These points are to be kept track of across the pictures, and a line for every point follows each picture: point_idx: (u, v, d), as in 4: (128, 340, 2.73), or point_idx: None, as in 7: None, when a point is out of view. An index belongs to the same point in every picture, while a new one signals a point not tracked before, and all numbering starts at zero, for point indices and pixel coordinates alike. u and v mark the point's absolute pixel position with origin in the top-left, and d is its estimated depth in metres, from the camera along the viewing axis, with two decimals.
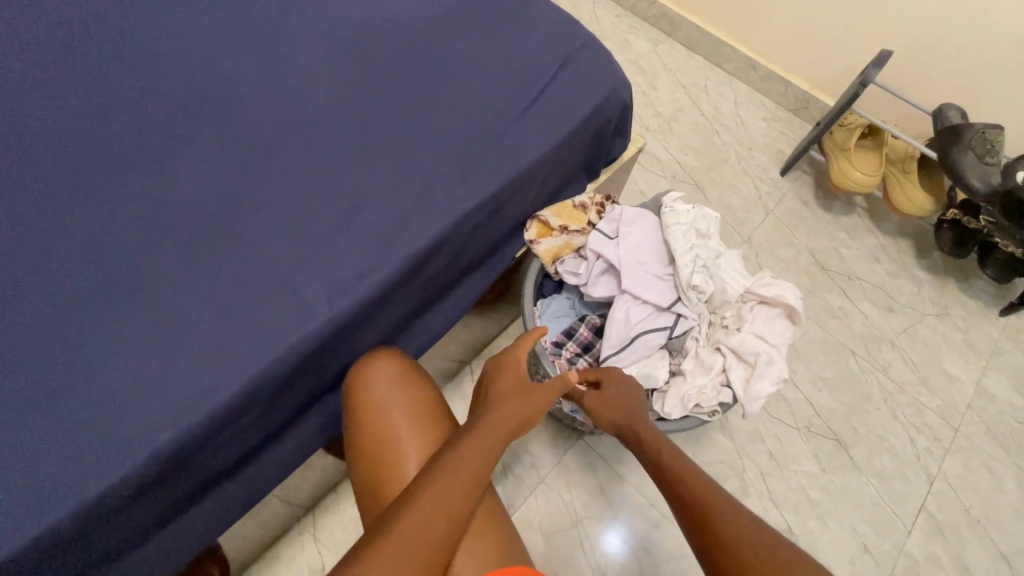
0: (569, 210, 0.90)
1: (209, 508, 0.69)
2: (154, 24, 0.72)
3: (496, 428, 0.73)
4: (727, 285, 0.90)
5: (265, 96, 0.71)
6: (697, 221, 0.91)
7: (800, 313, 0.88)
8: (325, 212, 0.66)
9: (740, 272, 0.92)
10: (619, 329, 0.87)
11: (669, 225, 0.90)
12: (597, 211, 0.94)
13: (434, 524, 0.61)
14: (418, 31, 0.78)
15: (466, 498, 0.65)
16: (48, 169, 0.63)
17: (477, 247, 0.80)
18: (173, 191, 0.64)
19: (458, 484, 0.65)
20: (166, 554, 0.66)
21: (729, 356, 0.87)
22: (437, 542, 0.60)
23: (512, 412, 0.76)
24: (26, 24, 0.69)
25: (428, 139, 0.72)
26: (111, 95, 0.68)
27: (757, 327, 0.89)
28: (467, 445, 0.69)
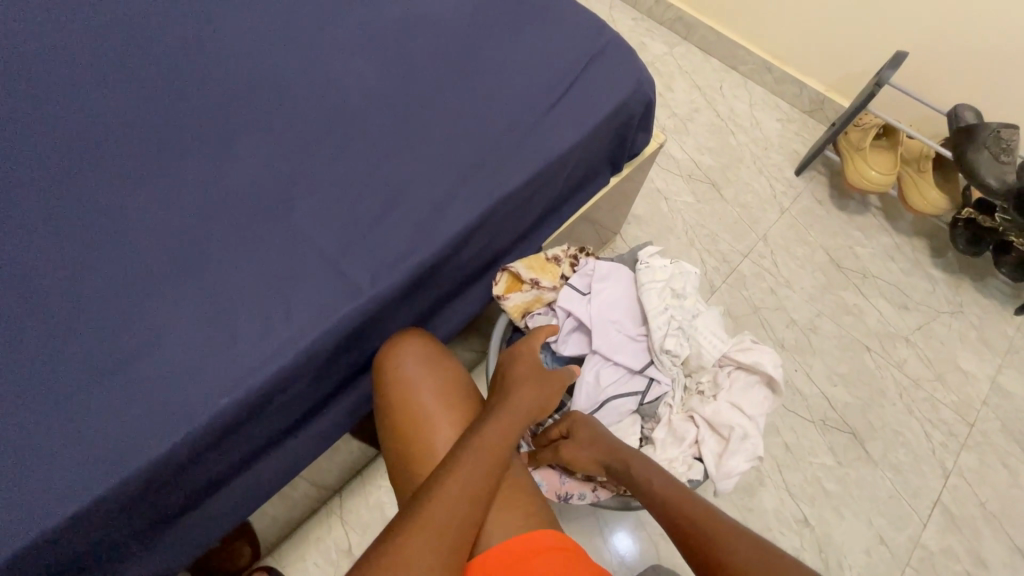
0: (540, 263, 0.87)
1: (254, 478, 0.72)
2: (204, 22, 0.77)
3: (513, 415, 0.73)
4: (703, 348, 0.84)
5: (308, 89, 0.75)
6: (674, 279, 0.85)
7: (780, 381, 0.81)
8: (369, 198, 0.70)
9: (718, 334, 0.85)
10: (586, 388, 0.82)
11: (644, 282, 0.84)
12: (571, 264, 0.89)
13: (459, 509, 0.63)
14: (453, 29, 0.82)
15: (486, 484, 0.66)
16: (109, 155, 0.67)
17: (506, 235, 0.83)
18: (227, 176, 0.68)
19: (479, 471, 0.66)
20: (214, 519, 0.70)
21: (702, 426, 0.79)
22: (463, 526, 0.62)
23: (529, 399, 0.76)
24: (85, 22, 0.74)
25: (464, 130, 0.76)
26: (169, 86, 0.72)
27: (733, 394, 0.81)
28: (486, 431, 0.70)
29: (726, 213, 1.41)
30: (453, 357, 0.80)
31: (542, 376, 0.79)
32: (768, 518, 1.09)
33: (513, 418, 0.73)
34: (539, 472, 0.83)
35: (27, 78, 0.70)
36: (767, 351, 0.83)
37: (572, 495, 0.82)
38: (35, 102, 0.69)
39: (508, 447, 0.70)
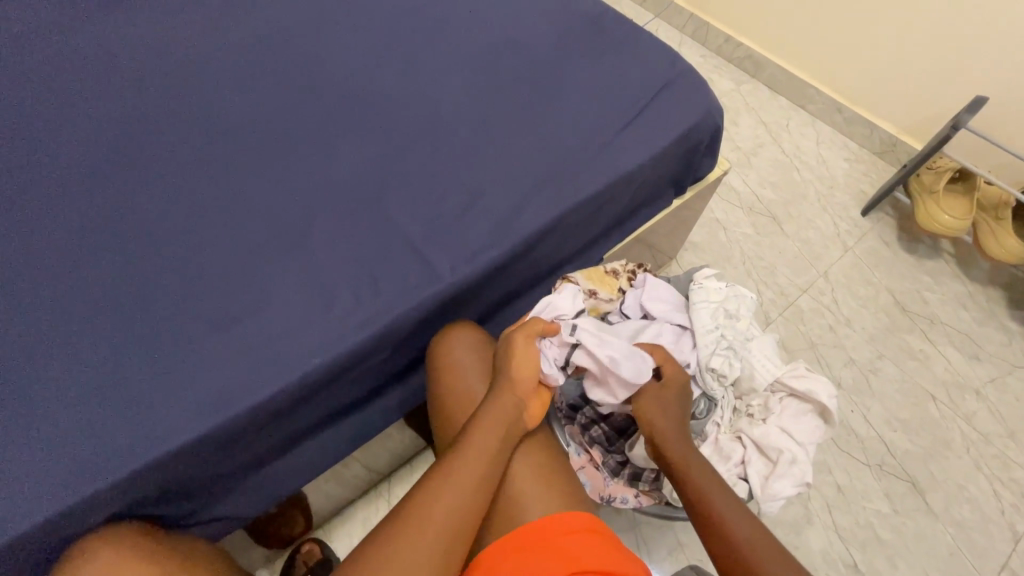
0: (600, 275, 0.90)
1: (324, 445, 0.78)
2: (323, 41, 0.88)
3: (507, 394, 0.72)
4: (754, 370, 0.83)
5: (406, 99, 0.84)
6: (728, 301, 0.86)
7: (834, 412, 0.78)
8: (453, 197, 0.77)
9: (772, 358, 0.84)
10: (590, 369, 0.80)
11: (697, 300, 0.85)
12: (628, 279, 0.92)
13: (455, 493, 0.64)
14: (538, 56, 0.90)
15: (481, 468, 0.67)
16: (235, 146, 0.78)
17: (572, 243, 0.88)
18: (331, 170, 0.77)
19: (471, 456, 0.67)
20: (285, 478, 0.76)
21: (750, 447, 0.77)
22: (460, 511, 0.63)
23: (518, 370, 0.74)
24: (226, 37, 0.87)
25: (542, 143, 0.82)
26: (289, 94, 0.83)
27: (784, 420, 0.79)
28: (478, 414, 0.70)
29: (787, 248, 1.41)
30: (487, 336, 0.83)
31: (522, 342, 0.75)
32: (816, 560, 1.05)
33: (507, 397, 0.72)
34: (584, 473, 0.83)
35: (176, 80, 0.82)
36: (820, 379, 0.81)
37: (616, 498, 0.83)
38: (180, 100, 0.81)
39: (503, 428, 0.70)
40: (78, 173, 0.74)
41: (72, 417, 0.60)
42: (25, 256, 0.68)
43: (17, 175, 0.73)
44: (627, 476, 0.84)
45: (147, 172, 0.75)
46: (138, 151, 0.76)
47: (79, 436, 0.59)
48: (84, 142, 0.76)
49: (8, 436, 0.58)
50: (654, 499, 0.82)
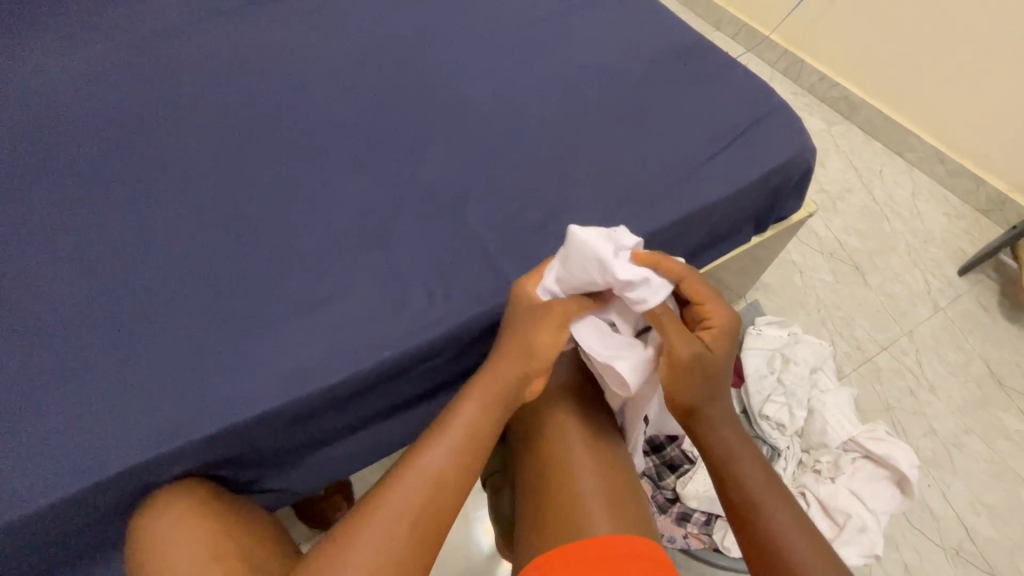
0: None
1: (378, 436, 0.80)
2: (423, 53, 0.93)
3: (504, 370, 0.66)
4: (826, 424, 0.79)
5: (495, 113, 0.87)
6: (790, 348, 0.84)
7: (913, 485, 0.71)
8: (532, 212, 0.79)
9: (847, 416, 0.80)
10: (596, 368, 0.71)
11: (750, 345, 0.83)
12: None
13: (435, 476, 0.60)
14: (627, 82, 0.91)
15: (464, 451, 0.63)
16: (333, 143, 0.83)
17: None
18: (419, 174, 0.81)
19: (456, 437, 0.63)
20: (337, 463, 0.79)
21: (813, 506, 0.73)
22: (438, 495, 0.60)
23: (526, 344, 0.65)
24: (338, 44, 0.94)
25: (624, 166, 0.83)
26: (388, 100, 0.88)
27: (855, 483, 0.73)
28: (469, 392, 0.65)
29: (868, 300, 1.32)
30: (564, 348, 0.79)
31: (539, 309, 0.65)
32: None
33: (503, 375, 0.66)
34: None
35: (289, 80, 0.89)
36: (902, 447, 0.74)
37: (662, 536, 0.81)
38: (290, 98, 0.87)
39: (495, 408, 0.65)
40: (195, 155, 0.81)
41: (163, 375, 0.65)
42: (143, 225, 0.75)
43: (145, 152, 0.81)
44: (674, 514, 0.82)
45: (255, 161, 0.81)
46: (248, 141, 0.83)
47: (166, 394, 0.64)
48: (203, 129, 0.84)
49: (107, 385, 0.64)
50: (704, 543, 0.81)
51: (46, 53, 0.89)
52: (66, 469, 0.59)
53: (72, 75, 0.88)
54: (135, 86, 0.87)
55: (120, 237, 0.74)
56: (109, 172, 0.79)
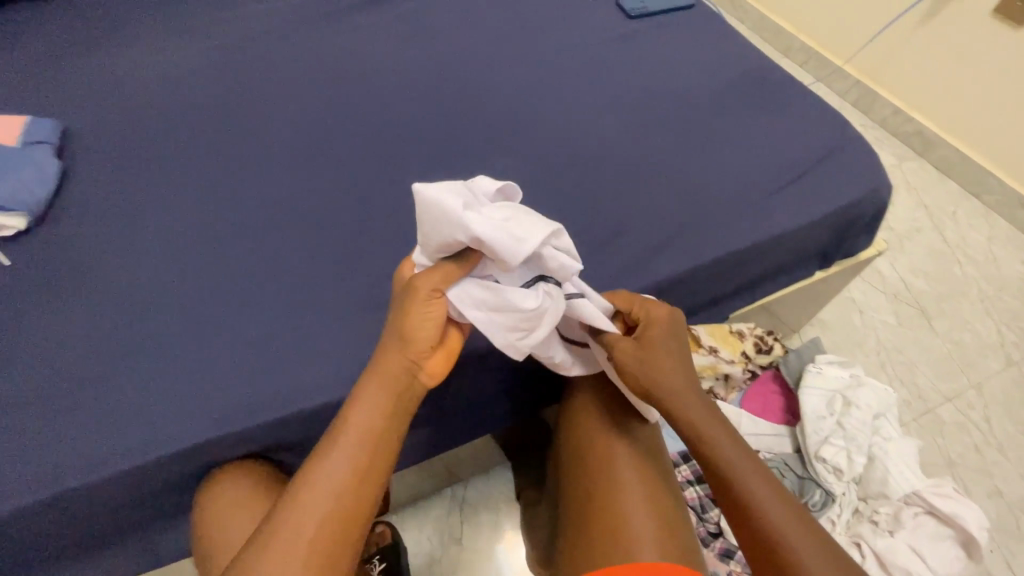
0: (723, 334, 0.84)
1: (424, 438, 0.81)
2: (496, 68, 0.96)
3: (390, 364, 0.57)
4: (888, 474, 0.75)
5: (563, 130, 0.88)
6: (853, 391, 0.80)
7: (982, 549, 0.68)
8: (597, 228, 0.78)
9: (912, 468, 0.76)
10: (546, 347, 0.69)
11: (809, 383, 0.80)
12: (754, 343, 0.85)
13: (329, 490, 0.54)
14: (699, 107, 0.91)
15: (360, 455, 0.56)
16: (405, 149, 0.86)
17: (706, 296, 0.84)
18: (485, 185, 0.83)
19: (347, 443, 0.56)
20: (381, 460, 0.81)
21: (869, 558, 0.69)
22: (334, 508, 0.53)
23: (404, 330, 0.57)
24: (416, 56, 0.98)
25: (690, 191, 0.82)
26: (460, 110, 0.91)
27: (917, 540, 0.70)
28: (357, 393, 0.57)
29: (933, 347, 1.26)
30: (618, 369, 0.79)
31: (405, 291, 0.58)
32: None
33: (391, 368, 0.57)
34: None
35: (367, 88, 0.94)
36: (971, 508, 0.71)
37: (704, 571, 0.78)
38: (368, 104, 0.92)
39: (390, 402, 0.57)
40: (276, 153, 0.86)
41: (232, 359, 0.68)
42: (225, 214, 0.79)
43: (233, 148, 0.86)
44: (717, 550, 0.80)
45: (332, 161, 0.85)
46: (325, 141, 0.87)
47: (233, 378, 0.67)
48: (285, 130, 0.88)
49: (180, 363, 0.67)
50: None
51: (156, 57, 0.98)
52: (141, 438, 0.62)
53: (174, 75, 0.95)
54: (229, 86, 0.94)
55: (204, 224, 0.78)
56: (200, 163, 0.85)
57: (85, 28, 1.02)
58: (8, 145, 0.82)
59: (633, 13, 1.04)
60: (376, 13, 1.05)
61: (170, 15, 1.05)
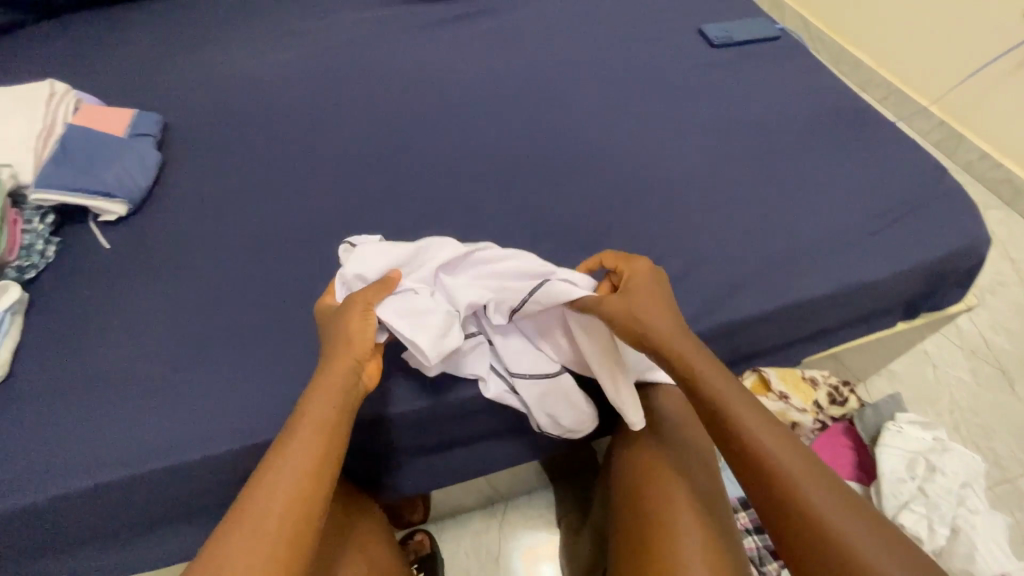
0: (795, 380, 0.81)
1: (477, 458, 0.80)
2: (574, 94, 0.97)
3: (334, 362, 0.57)
4: (975, 550, 0.68)
5: (639, 162, 0.88)
6: (936, 456, 0.75)
7: None
8: (675, 260, 0.77)
9: (1003, 546, 0.69)
10: (494, 368, 0.66)
11: (886, 442, 0.76)
12: (828, 393, 0.82)
13: (288, 478, 0.50)
14: (779, 149, 0.90)
15: (315, 444, 0.52)
16: (482, 165, 0.87)
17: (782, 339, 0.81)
18: (560, 207, 0.82)
19: (303, 434, 0.53)
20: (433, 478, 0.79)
21: None
22: (298, 497, 0.49)
23: (343, 332, 0.58)
24: (497, 76, 1.00)
25: (768, 232, 0.80)
26: (538, 132, 0.92)
27: None
28: (306, 394, 0.56)
29: (1016, 412, 1.17)
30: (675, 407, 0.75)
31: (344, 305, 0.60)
32: None
33: (334, 366, 0.56)
34: None
35: (448, 104, 0.96)
36: None
37: None
38: (448, 119, 0.93)
39: (336, 396, 0.55)
40: (358, 161, 0.88)
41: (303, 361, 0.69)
42: (307, 218, 0.82)
43: (318, 154, 0.89)
44: None
45: (412, 171, 0.87)
46: (405, 153, 0.89)
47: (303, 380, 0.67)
48: (368, 139, 0.91)
49: (255, 360, 0.69)
50: None
51: (251, 62, 1.03)
52: (220, 428, 0.64)
53: (268, 81, 1.00)
54: (319, 93, 0.98)
55: (287, 225, 0.81)
56: (288, 167, 0.88)
57: (191, 32, 1.09)
58: (115, 136, 0.88)
59: (717, 43, 1.07)
60: (459, 31, 1.08)
61: (266, 20, 1.10)
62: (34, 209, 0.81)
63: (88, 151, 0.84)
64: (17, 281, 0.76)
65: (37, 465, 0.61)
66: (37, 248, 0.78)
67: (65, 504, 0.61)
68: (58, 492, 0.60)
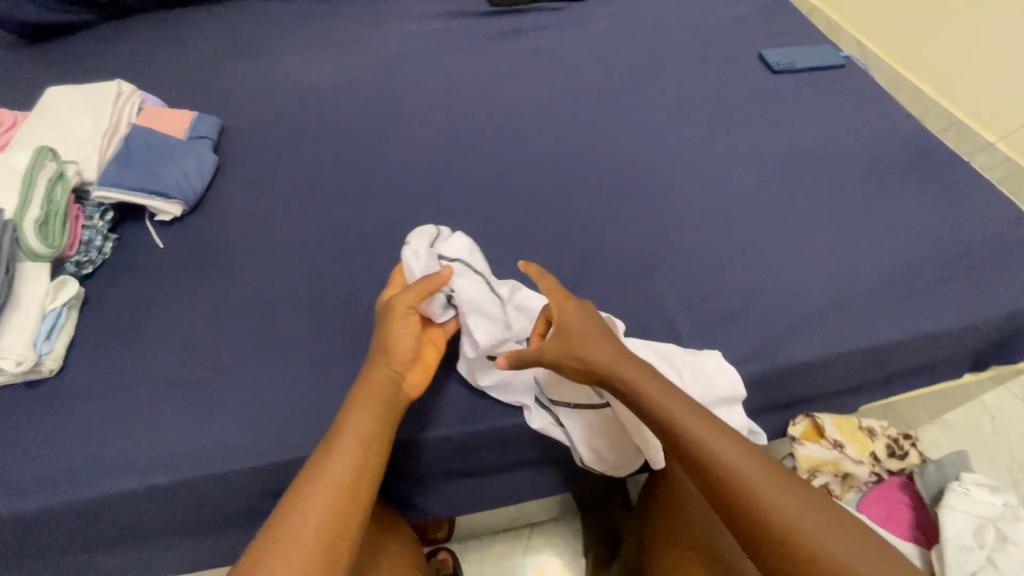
0: (852, 429, 0.76)
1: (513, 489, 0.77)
2: (630, 117, 0.96)
3: (378, 373, 0.56)
4: None
5: (695, 190, 0.85)
6: (1005, 522, 0.70)
7: None
8: (730, 297, 0.74)
9: None
10: (537, 399, 0.64)
11: (949, 503, 0.71)
12: (887, 445, 0.77)
13: (332, 487, 0.49)
14: (840, 186, 0.87)
15: (360, 454, 0.51)
16: (534, 184, 0.86)
17: (841, 386, 0.76)
18: (613, 232, 0.80)
19: (346, 443, 0.51)
20: (466, 505, 0.76)
21: None
22: (344, 507, 0.48)
23: (389, 342, 0.57)
24: (551, 94, 0.99)
25: (829, 273, 0.77)
26: (591, 153, 0.90)
27: None
28: (347, 402, 0.54)
29: None
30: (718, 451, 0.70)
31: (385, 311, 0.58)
32: None
33: (377, 377, 0.55)
34: None
35: (501, 120, 0.95)
36: None
37: None
38: (501, 135, 0.93)
39: (379, 406, 0.54)
40: (409, 175, 0.88)
41: (347, 377, 0.68)
42: (357, 230, 0.82)
43: (371, 165, 0.90)
44: None
45: (463, 188, 0.86)
46: (456, 169, 0.88)
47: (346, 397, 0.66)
48: (420, 153, 0.91)
49: (300, 373, 0.68)
50: None
51: (309, 70, 1.04)
52: (261, 440, 0.63)
53: (324, 89, 1.01)
54: (373, 103, 0.98)
55: (337, 236, 0.81)
56: (339, 177, 0.88)
57: (252, 37, 1.11)
58: (176, 138, 0.90)
59: (777, 68, 1.04)
60: (514, 46, 1.08)
61: (324, 29, 1.12)
62: (95, 205, 0.82)
63: (149, 151, 0.86)
64: (74, 276, 0.77)
65: (84, 463, 0.62)
66: (96, 244, 0.79)
67: (108, 505, 0.61)
68: (103, 492, 0.60)
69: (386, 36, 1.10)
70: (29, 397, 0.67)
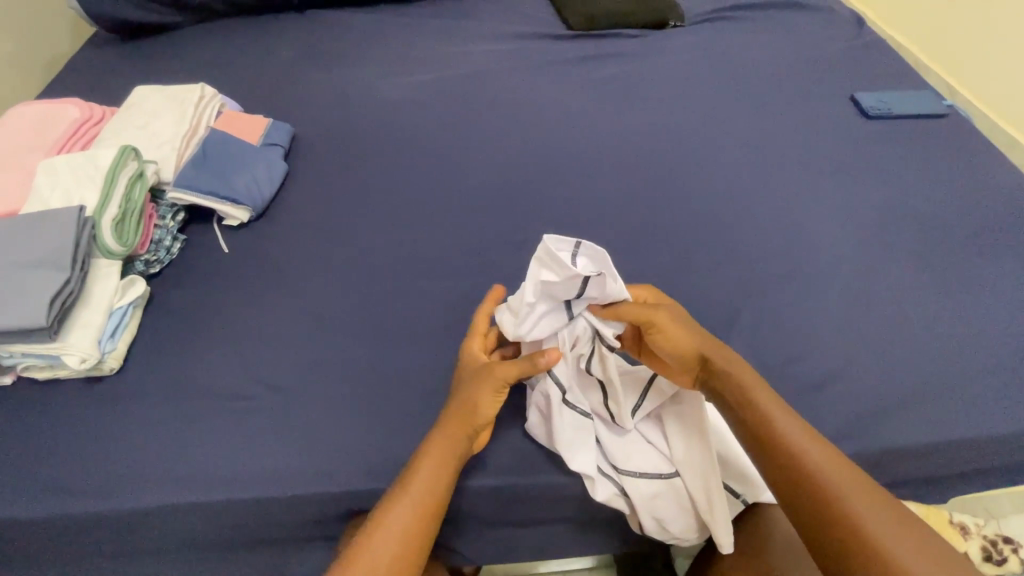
0: (942, 523, 0.69)
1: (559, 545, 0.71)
2: (709, 156, 0.91)
3: (455, 429, 0.55)
4: None
5: (777, 241, 0.80)
6: None
7: None
8: (815, 364, 0.68)
9: None
10: (602, 467, 0.60)
11: None
12: (981, 547, 0.69)
13: (397, 536, 0.50)
14: (941, 251, 0.79)
15: (427, 511, 0.52)
16: (604, 219, 0.82)
17: (935, 475, 0.68)
18: (686, 279, 0.75)
19: (415, 498, 0.52)
20: (507, 556, 0.71)
21: None
22: (402, 565, 0.49)
23: (473, 402, 0.56)
24: (626, 126, 0.95)
25: (928, 348, 0.69)
26: (666, 191, 0.86)
27: None
28: (421, 454, 0.55)
29: None
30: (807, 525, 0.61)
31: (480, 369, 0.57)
32: None
33: (453, 435, 0.55)
34: None
35: (573, 149, 0.92)
36: None
37: None
38: (571, 165, 0.89)
39: (452, 466, 0.54)
40: (476, 199, 0.86)
41: (400, 409, 0.65)
42: (419, 253, 0.80)
43: (437, 187, 0.88)
44: None
45: (530, 218, 0.83)
46: (524, 197, 0.86)
47: (398, 431, 0.64)
48: (487, 178, 0.89)
49: (352, 400, 0.66)
50: None
51: (382, 84, 1.04)
52: (308, 467, 0.61)
53: (396, 104, 1.01)
54: (442, 123, 0.97)
55: (398, 257, 0.79)
56: (404, 195, 0.87)
57: (330, 48, 1.12)
58: (251, 143, 0.90)
59: (871, 114, 0.97)
60: (589, 73, 1.05)
61: (400, 44, 1.13)
62: (168, 205, 0.83)
63: (224, 156, 0.87)
64: (142, 274, 0.78)
65: (135, 470, 0.61)
66: (165, 244, 0.80)
67: (153, 516, 0.60)
68: (150, 503, 0.59)
69: (460, 56, 1.09)
70: (88, 394, 0.67)
